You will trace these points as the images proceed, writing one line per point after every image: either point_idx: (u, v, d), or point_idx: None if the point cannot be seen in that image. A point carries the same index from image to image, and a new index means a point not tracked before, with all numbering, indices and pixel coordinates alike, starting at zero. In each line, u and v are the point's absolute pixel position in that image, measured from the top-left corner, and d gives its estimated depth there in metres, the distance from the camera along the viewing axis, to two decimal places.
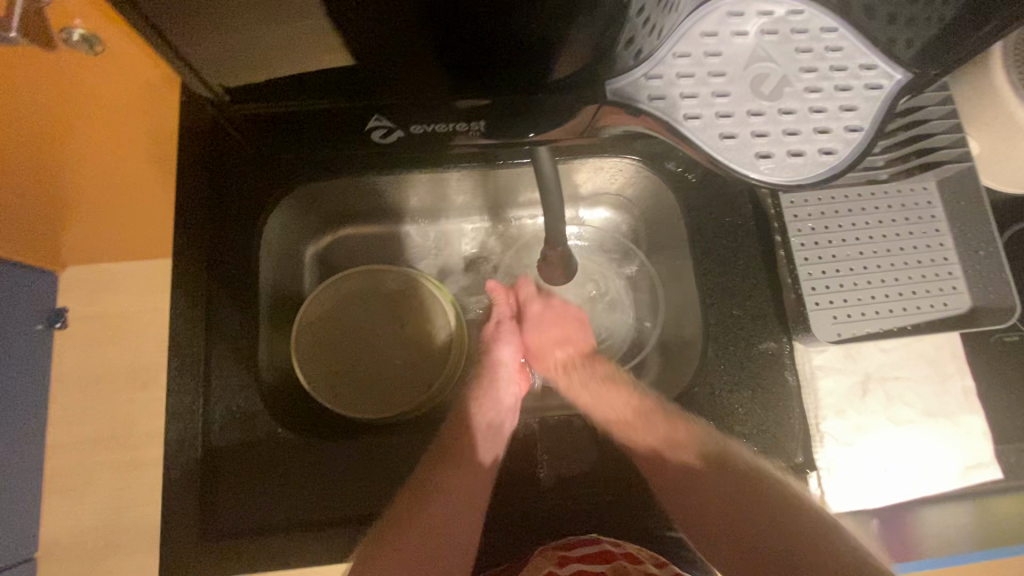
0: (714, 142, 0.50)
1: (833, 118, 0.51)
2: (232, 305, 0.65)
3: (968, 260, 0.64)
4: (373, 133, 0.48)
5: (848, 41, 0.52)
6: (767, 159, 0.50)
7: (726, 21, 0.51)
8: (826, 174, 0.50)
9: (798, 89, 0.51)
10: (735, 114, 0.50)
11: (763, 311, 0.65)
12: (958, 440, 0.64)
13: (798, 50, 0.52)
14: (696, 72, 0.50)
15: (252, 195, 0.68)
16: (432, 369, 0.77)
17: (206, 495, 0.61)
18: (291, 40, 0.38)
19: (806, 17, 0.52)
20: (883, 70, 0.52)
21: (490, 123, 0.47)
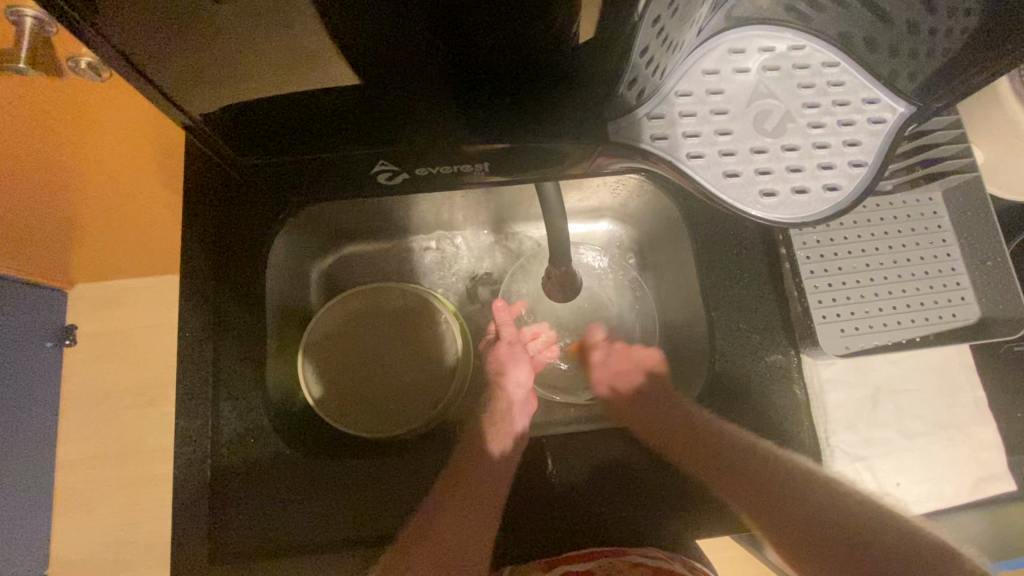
0: (718, 179, 0.50)
1: (837, 153, 0.51)
2: (237, 327, 0.65)
3: (977, 271, 0.63)
4: (381, 175, 0.51)
5: (848, 76, 0.54)
6: (773, 197, 0.50)
7: (727, 59, 0.53)
8: (831, 211, 0.50)
9: (801, 124, 0.51)
10: (739, 151, 0.50)
11: (770, 323, 0.65)
12: (970, 452, 0.63)
13: (800, 86, 0.53)
14: (699, 110, 0.51)
15: (257, 218, 0.67)
16: (439, 387, 0.77)
17: (215, 517, 0.61)
18: (297, 73, 0.39)
19: (807, 53, 0.54)
20: (886, 103, 0.53)
21: (492, 166, 0.49)
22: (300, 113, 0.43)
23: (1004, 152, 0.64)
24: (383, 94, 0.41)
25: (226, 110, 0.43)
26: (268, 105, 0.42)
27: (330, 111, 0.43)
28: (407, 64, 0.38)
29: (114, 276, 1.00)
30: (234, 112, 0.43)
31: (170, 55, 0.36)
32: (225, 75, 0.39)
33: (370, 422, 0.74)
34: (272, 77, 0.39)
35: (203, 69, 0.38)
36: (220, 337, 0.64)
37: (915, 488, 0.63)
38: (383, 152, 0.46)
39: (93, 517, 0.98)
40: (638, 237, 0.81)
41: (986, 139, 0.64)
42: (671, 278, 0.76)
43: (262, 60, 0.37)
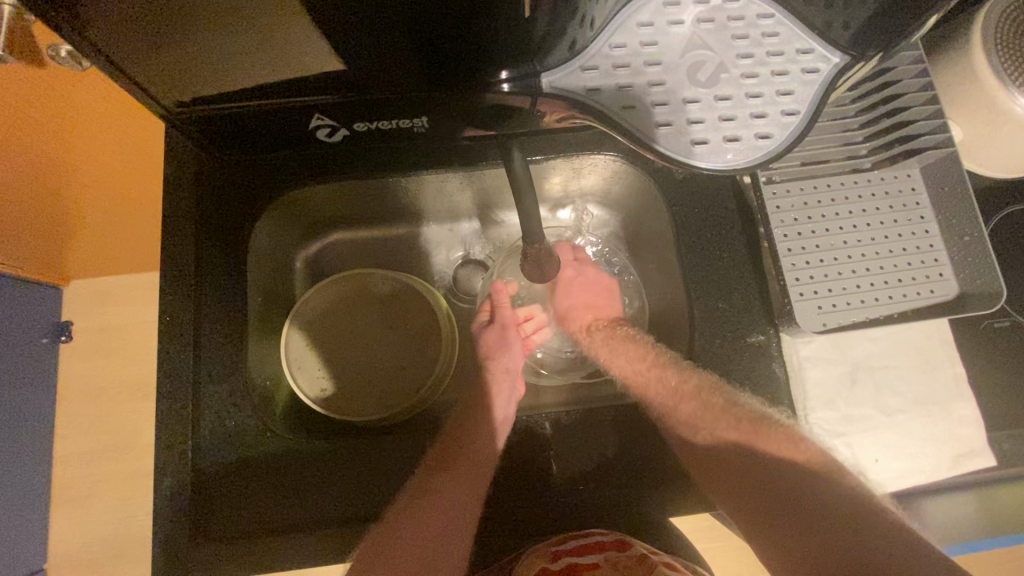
0: (651, 131, 0.49)
1: (770, 103, 0.50)
2: (219, 314, 0.65)
3: (955, 247, 0.63)
4: (318, 131, 0.49)
5: (785, 27, 0.51)
6: (704, 145, 0.50)
7: (663, 10, 0.51)
8: (762, 157, 0.50)
9: (734, 75, 0.51)
10: (671, 102, 0.50)
11: (749, 303, 0.65)
12: (950, 428, 0.63)
13: (734, 37, 0.51)
14: (632, 62, 0.50)
15: (237, 204, 0.68)
16: (422, 369, 0.77)
17: (199, 499, 0.61)
18: (267, 52, 0.39)
19: (742, 5, 0.51)
20: (820, 53, 0.51)
21: (432, 121, 0.48)
22: (251, 88, 0.43)
23: (980, 126, 0.64)
24: (345, 70, 0.41)
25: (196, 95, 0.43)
26: (237, 88, 0.42)
27: (297, 94, 0.43)
28: (367, 34, 0.38)
29: (104, 270, 1.01)
30: (203, 96, 0.43)
31: (135, 35, 0.36)
32: (194, 56, 0.38)
33: (357, 407, 0.74)
34: (244, 57, 0.39)
35: (171, 51, 0.38)
36: (202, 325, 0.65)
37: (897, 466, 0.63)
38: (320, 107, 0.45)
39: (91, 512, 0.98)
40: (622, 222, 0.81)
41: (965, 115, 0.64)
42: (654, 262, 0.76)
43: (231, 38, 0.37)
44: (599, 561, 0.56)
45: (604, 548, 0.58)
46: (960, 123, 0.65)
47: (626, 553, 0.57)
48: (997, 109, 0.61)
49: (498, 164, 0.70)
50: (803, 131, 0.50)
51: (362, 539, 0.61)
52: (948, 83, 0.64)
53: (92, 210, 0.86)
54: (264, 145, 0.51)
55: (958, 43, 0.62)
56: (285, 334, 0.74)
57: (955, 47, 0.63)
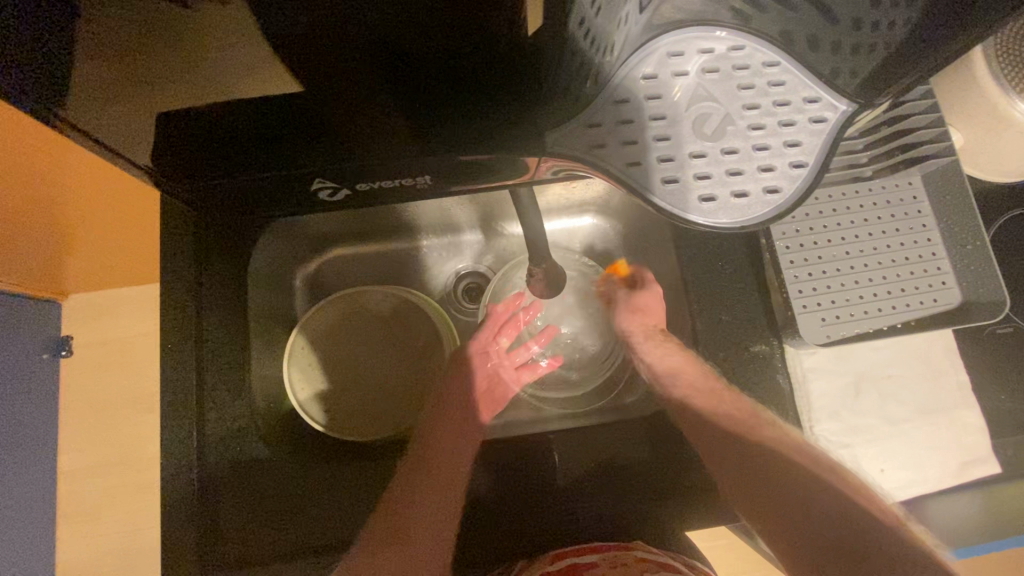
0: (655, 186, 0.48)
1: (777, 155, 0.49)
2: (221, 339, 0.65)
3: (957, 255, 0.63)
4: (320, 192, 0.49)
5: (790, 75, 0.51)
6: (710, 202, 0.48)
7: (665, 62, 0.52)
8: (770, 214, 0.48)
9: (741, 127, 0.49)
10: (677, 158, 0.49)
11: (752, 314, 0.65)
12: (953, 436, 0.63)
13: (740, 87, 0.51)
14: (637, 115, 0.50)
15: (238, 228, 0.67)
16: (427, 385, 0.77)
17: (204, 524, 0.61)
18: (224, 84, 0.38)
19: (747, 53, 0.52)
20: (827, 102, 0.50)
21: (434, 176, 0.48)
22: (236, 129, 0.43)
23: (980, 133, 0.64)
24: (322, 106, 0.41)
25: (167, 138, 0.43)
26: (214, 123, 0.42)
27: (285, 137, 0.44)
28: (346, 68, 0.38)
29: (103, 283, 1.00)
30: (173, 140, 0.43)
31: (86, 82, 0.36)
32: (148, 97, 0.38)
33: (362, 425, 0.74)
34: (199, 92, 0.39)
35: (121, 93, 0.37)
36: (203, 349, 0.64)
37: (902, 474, 0.63)
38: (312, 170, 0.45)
39: (96, 527, 0.98)
40: (623, 231, 0.80)
41: (965, 122, 0.64)
42: (656, 271, 0.76)
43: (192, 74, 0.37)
44: (598, 561, 0.58)
45: (605, 549, 0.60)
46: (960, 130, 0.64)
47: (627, 552, 0.59)
48: (998, 117, 0.61)
49: None
50: (812, 183, 0.49)
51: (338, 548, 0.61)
52: (948, 89, 0.63)
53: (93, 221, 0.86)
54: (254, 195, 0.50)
55: None
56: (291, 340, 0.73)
57: None
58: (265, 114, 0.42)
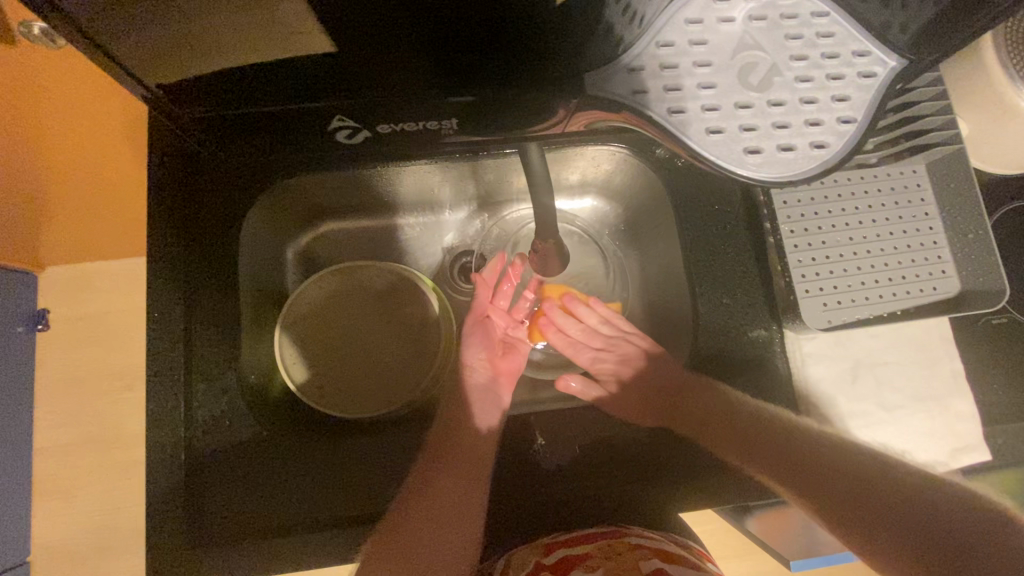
0: (698, 137, 0.46)
1: (825, 109, 0.47)
2: (212, 311, 0.63)
3: (958, 245, 0.63)
4: (339, 133, 0.44)
5: (840, 27, 0.48)
6: (756, 154, 0.46)
7: (711, 6, 0.48)
8: (815, 170, 0.46)
9: (788, 79, 0.47)
10: (722, 107, 0.46)
11: (752, 299, 0.65)
12: (946, 423, 0.64)
13: (788, 37, 0.48)
14: (681, 62, 0.47)
15: (233, 195, 0.65)
16: (422, 364, 0.76)
17: (193, 499, 0.59)
18: (237, 33, 0.36)
19: (795, 2, 0.48)
20: (877, 57, 0.48)
21: (462, 122, 0.43)
22: (227, 85, 0.40)
23: (986, 123, 0.64)
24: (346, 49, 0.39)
25: (174, 83, 0.39)
26: (222, 72, 0.39)
27: (288, 82, 0.40)
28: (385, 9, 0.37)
29: (80, 256, 0.96)
30: (181, 83, 0.39)
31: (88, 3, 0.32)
32: (164, 35, 0.35)
33: (351, 403, 0.73)
34: (220, 42, 0.36)
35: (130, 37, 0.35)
36: (193, 320, 0.62)
37: None
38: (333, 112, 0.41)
39: (73, 506, 0.95)
40: (624, 214, 0.79)
41: (972, 112, 0.63)
42: (656, 255, 0.75)
43: (206, 21, 0.35)
44: (592, 552, 0.57)
45: (600, 539, 0.58)
46: (967, 120, 0.64)
47: (622, 541, 0.57)
48: (1006, 106, 0.61)
49: (504, 155, 0.69)
50: (860, 141, 0.46)
51: (359, 524, 0.60)
52: (956, 78, 0.63)
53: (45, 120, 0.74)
54: (252, 147, 0.47)
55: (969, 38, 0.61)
56: (287, 307, 0.72)
57: (965, 44, 0.62)
58: (285, 68, 0.39)
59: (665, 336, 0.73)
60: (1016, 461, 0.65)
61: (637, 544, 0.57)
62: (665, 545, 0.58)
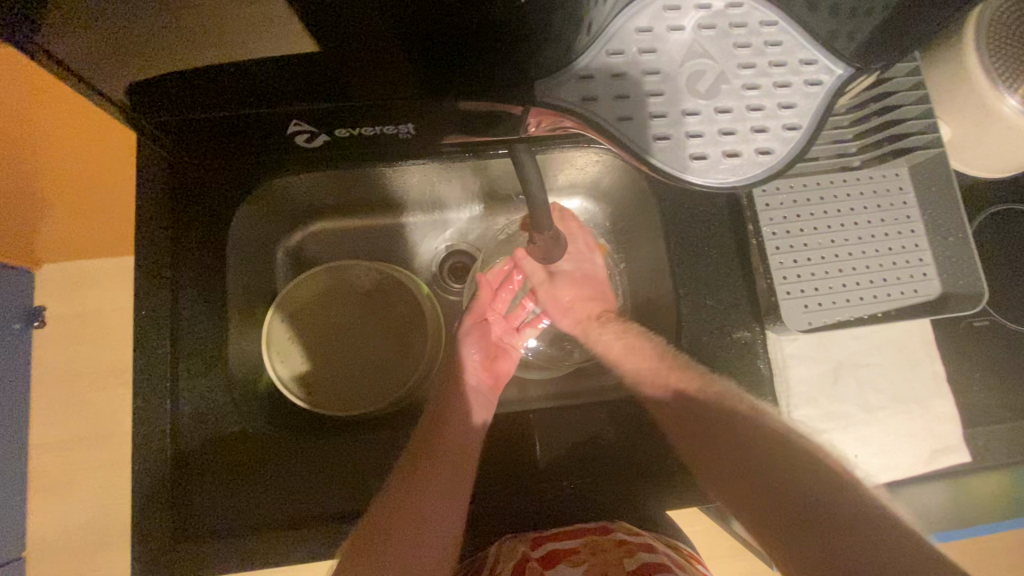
0: (646, 143, 0.46)
1: (770, 116, 0.47)
2: (198, 309, 0.63)
3: (940, 247, 0.64)
4: (298, 137, 0.47)
5: (788, 35, 0.48)
6: (701, 160, 0.46)
7: (661, 15, 0.48)
8: (762, 175, 0.46)
9: (735, 86, 0.48)
10: (669, 114, 0.47)
11: (736, 300, 0.66)
12: (927, 424, 0.65)
13: (736, 46, 0.48)
14: (630, 70, 0.47)
15: (220, 192, 0.65)
16: (409, 363, 0.76)
17: (179, 494, 0.60)
18: (212, 42, 0.37)
19: (744, 11, 0.49)
20: (824, 65, 0.48)
21: (421, 125, 0.45)
22: (205, 88, 0.41)
23: (968, 126, 0.64)
24: (316, 62, 0.39)
25: (150, 80, 0.40)
26: (195, 72, 0.39)
27: (264, 83, 0.40)
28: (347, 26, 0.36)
29: (75, 253, 0.97)
30: (157, 80, 0.40)
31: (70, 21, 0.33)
32: (138, 44, 0.36)
33: (341, 401, 0.73)
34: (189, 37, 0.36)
35: (111, 49, 0.36)
36: (179, 319, 0.63)
37: (876, 461, 0.64)
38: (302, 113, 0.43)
39: (69, 501, 0.95)
40: (612, 214, 0.80)
41: (954, 115, 0.64)
42: (643, 255, 0.76)
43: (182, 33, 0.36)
44: (578, 546, 0.58)
45: (587, 534, 0.59)
46: (949, 123, 0.65)
47: (607, 536, 0.58)
48: (987, 109, 0.61)
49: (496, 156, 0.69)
50: (804, 148, 0.47)
51: (344, 521, 0.61)
52: (938, 82, 0.63)
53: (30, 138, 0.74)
54: (232, 145, 0.48)
55: (950, 43, 0.62)
56: (275, 306, 0.73)
57: (947, 48, 0.62)
58: (260, 73, 0.40)
59: None
60: (998, 462, 0.66)
61: (620, 538, 0.58)
62: (650, 539, 0.59)
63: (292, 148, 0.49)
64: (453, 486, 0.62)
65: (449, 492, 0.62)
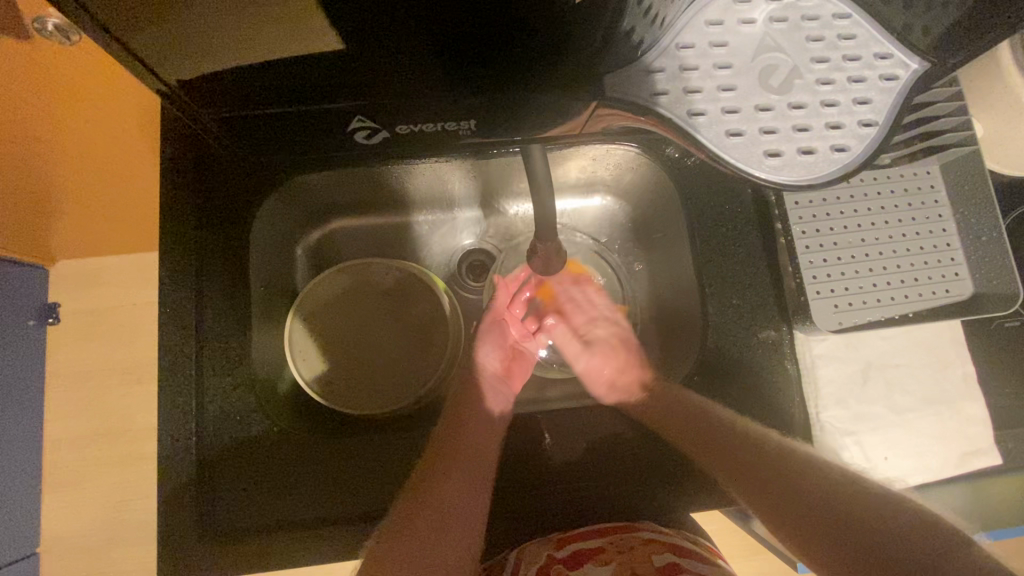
0: (718, 139, 0.46)
1: (846, 112, 0.46)
2: (221, 307, 0.63)
3: (971, 247, 0.63)
4: (357, 134, 0.45)
5: (861, 28, 0.48)
6: (776, 157, 0.46)
7: (733, 8, 0.47)
8: (836, 174, 0.46)
9: (809, 81, 0.47)
10: (742, 110, 0.46)
11: (762, 300, 0.65)
12: (956, 427, 0.64)
13: (810, 39, 0.47)
14: (700, 64, 0.47)
15: (246, 189, 0.65)
16: (429, 362, 0.76)
17: (203, 492, 0.60)
18: (251, 47, 0.37)
19: (818, 3, 0.48)
20: (899, 59, 0.47)
21: (480, 123, 0.45)
22: (241, 84, 0.40)
23: (1001, 125, 0.63)
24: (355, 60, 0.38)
25: (184, 77, 0.39)
26: (231, 68, 0.39)
27: (299, 80, 0.40)
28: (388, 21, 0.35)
29: (91, 250, 0.97)
30: (191, 76, 0.39)
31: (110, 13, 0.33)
32: (175, 40, 0.36)
33: (362, 401, 0.73)
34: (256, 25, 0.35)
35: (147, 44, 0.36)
36: (203, 317, 0.62)
37: (903, 463, 0.63)
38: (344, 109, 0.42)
39: (84, 498, 0.96)
40: (633, 212, 0.79)
41: (987, 113, 0.63)
42: (665, 254, 0.75)
43: (220, 33, 0.35)
44: (604, 544, 0.58)
45: (611, 531, 0.59)
46: (982, 121, 0.64)
47: (633, 534, 0.59)
48: (1022, 107, 0.60)
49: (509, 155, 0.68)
50: (881, 145, 0.46)
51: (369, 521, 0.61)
52: (972, 79, 0.62)
53: (53, 127, 0.73)
54: (263, 143, 0.47)
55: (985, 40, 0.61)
56: (293, 307, 0.72)
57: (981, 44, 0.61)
58: (299, 71, 0.39)
59: (673, 336, 0.73)
60: None
61: (646, 536, 0.58)
62: (676, 538, 0.59)
63: (321, 146, 0.48)
64: (478, 472, 0.62)
65: (473, 483, 0.62)
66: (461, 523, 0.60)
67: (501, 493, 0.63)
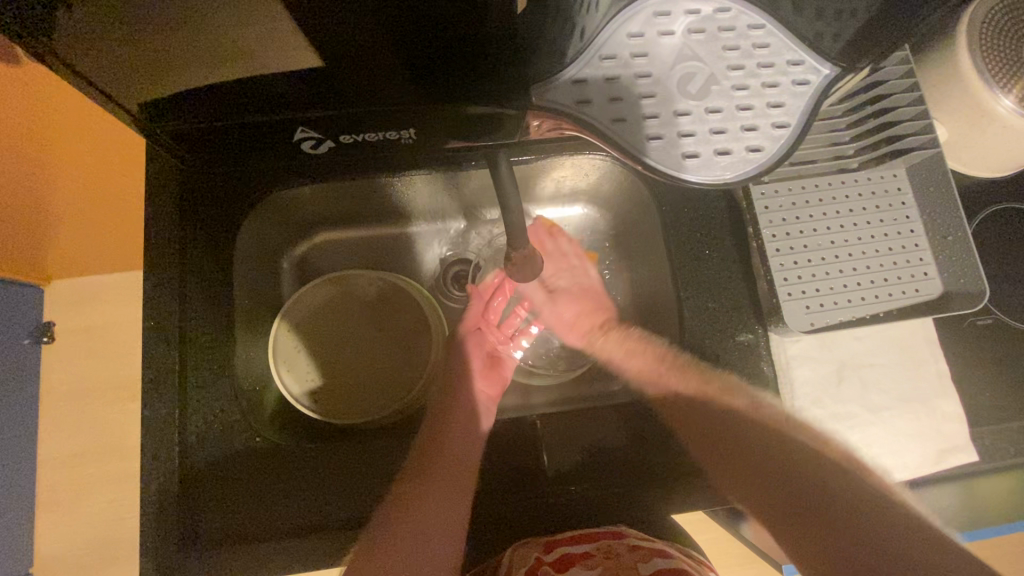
0: (641, 144, 0.47)
1: (761, 114, 0.48)
2: (206, 319, 0.64)
3: (939, 247, 0.64)
4: (304, 143, 0.46)
5: (774, 37, 0.50)
6: (695, 159, 0.47)
7: (653, 21, 0.50)
8: (753, 171, 0.47)
9: (725, 87, 0.49)
10: (662, 115, 0.48)
11: (737, 303, 0.66)
12: (932, 424, 0.64)
13: (725, 48, 0.50)
14: (622, 73, 0.49)
15: (229, 201, 0.67)
16: (412, 371, 0.76)
17: (188, 504, 0.61)
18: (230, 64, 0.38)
19: (733, 15, 0.50)
20: (809, 65, 0.50)
21: (420, 133, 0.46)
22: (212, 102, 0.41)
23: (963, 127, 0.65)
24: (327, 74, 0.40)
25: (158, 94, 0.40)
26: (206, 85, 0.40)
27: (271, 94, 0.41)
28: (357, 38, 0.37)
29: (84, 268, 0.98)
30: (164, 93, 0.40)
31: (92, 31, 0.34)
32: (154, 58, 0.37)
33: (345, 410, 0.74)
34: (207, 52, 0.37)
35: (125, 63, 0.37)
36: (187, 330, 0.64)
37: (881, 462, 0.64)
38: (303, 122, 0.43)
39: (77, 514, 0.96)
40: (613, 220, 0.81)
41: (949, 115, 0.64)
42: (644, 261, 0.76)
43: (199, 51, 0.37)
44: (591, 550, 0.58)
45: (599, 538, 0.59)
46: (944, 123, 0.65)
47: (619, 541, 0.58)
48: (981, 109, 0.62)
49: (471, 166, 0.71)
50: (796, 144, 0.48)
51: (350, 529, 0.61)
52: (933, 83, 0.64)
53: None
54: (239, 156, 0.48)
55: (943, 45, 0.63)
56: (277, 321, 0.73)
57: (940, 50, 0.63)
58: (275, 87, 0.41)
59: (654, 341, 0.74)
60: (1007, 461, 0.65)
61: (633, 543, 0.58)
62: (664, 546, 0.59)
63: (293, 157, 0.49)
64: (458, 478, 0.64)
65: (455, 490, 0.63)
66: (434, 522, 0.62)
67: (483, 499, 0.63)
